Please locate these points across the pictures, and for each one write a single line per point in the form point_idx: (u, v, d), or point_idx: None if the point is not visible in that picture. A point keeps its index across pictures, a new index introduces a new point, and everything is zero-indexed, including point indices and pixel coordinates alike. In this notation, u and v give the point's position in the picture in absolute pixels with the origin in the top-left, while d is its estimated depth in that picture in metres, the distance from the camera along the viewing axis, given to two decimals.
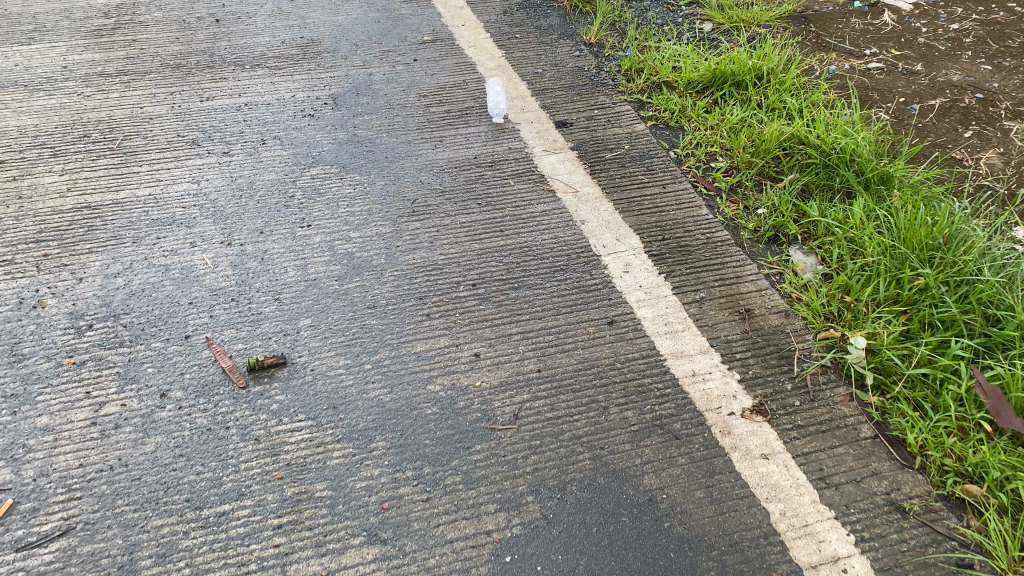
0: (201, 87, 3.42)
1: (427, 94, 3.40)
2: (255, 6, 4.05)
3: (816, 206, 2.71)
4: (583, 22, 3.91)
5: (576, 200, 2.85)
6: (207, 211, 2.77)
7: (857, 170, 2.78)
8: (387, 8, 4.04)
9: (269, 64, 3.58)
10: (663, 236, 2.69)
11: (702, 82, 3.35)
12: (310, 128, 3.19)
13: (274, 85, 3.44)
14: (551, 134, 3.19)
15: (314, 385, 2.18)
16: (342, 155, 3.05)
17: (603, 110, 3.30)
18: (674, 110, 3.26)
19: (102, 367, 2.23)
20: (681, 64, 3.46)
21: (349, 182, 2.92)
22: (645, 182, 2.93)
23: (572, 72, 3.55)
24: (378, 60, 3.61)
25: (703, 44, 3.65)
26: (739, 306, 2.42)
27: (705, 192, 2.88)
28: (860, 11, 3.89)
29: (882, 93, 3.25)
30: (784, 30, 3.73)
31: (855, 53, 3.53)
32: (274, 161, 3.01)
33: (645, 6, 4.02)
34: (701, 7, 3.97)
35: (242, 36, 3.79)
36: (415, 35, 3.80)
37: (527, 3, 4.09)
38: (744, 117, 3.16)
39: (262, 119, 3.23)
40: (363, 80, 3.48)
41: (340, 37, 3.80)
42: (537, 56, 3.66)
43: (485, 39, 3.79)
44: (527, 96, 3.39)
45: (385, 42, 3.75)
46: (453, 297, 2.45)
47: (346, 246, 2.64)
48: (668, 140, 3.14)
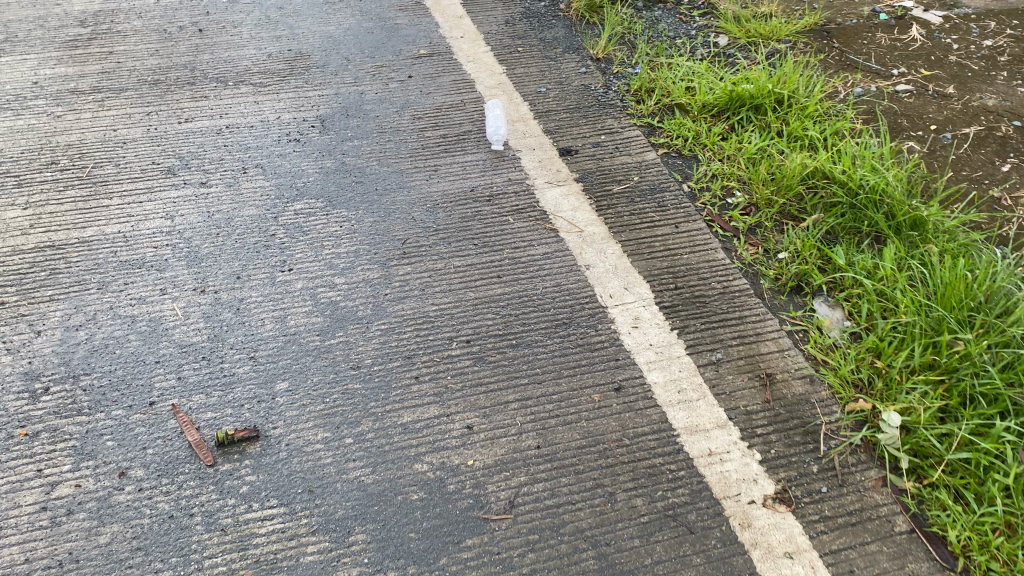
0: (180, 107, 3.20)
1: (422, 117, 3.17)
2: (241, 14, 3.81)
3: (842, 252, 2.49)
4: (590, 34, 3.67)
5: (580, 241, 2.63)
6: (180, 252, 2.56)
7: (887, 212, 2.56)
8: (381, 17, 3.80)
9: (253, 81, 3.35)
10: (675, 285, 2.46)
11: (718, 106, 3.12)
12: (295, 155, 2.97)
13: (258, 105, 3.22)
14: (555, 164, 2.96)
15: (289, 463, 1.96)
16: (329, 187, 2.83)
17: (611, 136, 3.07)
18: (687, 137, 3.03)
19: (56, 441, 2.02)
20: (695, 85, 3.23)
21: (336, 218, 2.70)
22: (656, 221, 2.70)
23: (578, 91, 3.32)
24: (371, 77, 3.38)
25: (719, 62, 3.42)
26: (759, 370, 2.20)
27: (722, 233, 2.65)
28: (886, 24, 3.64)
29: (912, 120, 3.02)
30: (806, 45, 3.49)
31: (881, 73, 3.29)
32: (255, 193, 2.79)
33: (657, 16, 3.78)
34: (716, 18, 3.74)
35: (226, 49, 3.56)
36: (410, 49, 3.57)
37: (530, 11, 3.85)
38: (763, 147, 2.93)
39: (244, 145, 3.01)
40: (354, 100, 3.26)
41: (330, 49, 3.57)
42: (540, 73, 3.42)
43: (485, 53, 3.55)
44: (529, 119, 3.16)
45: (379, 57, 3.52)
46: (445, 357, 2.23)
47: (329, 294, 2.42)
48: (681, 170, 2.91)
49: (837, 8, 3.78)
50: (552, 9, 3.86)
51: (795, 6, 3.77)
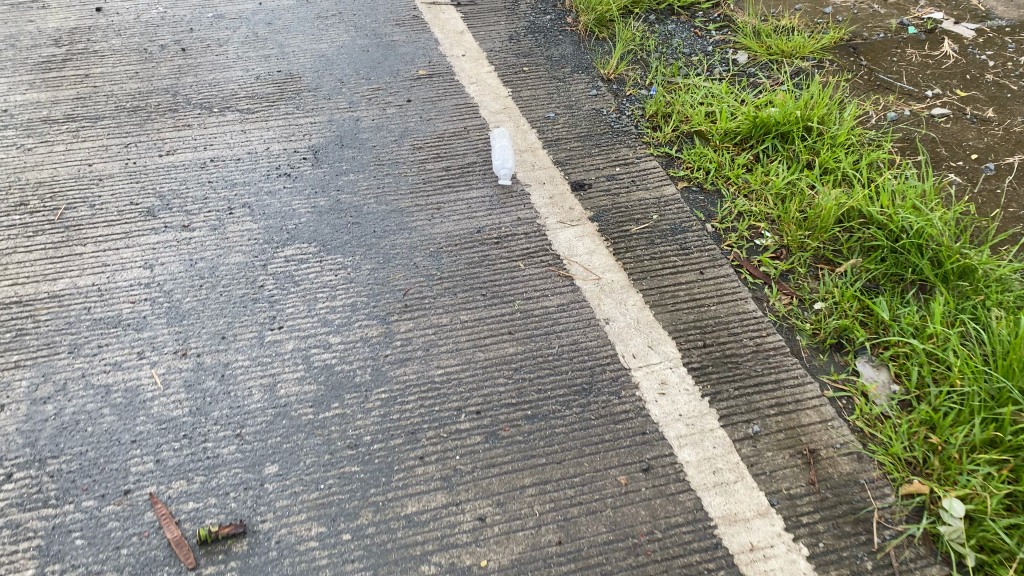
0: (161, 138, 2.97)
1: (423, 147, 2.95)
2: (226, 30, 3.57)
3: (886, 304, 2.28)
4: (600, 51, 3.45)
5: (597, 290, 2.41)
6: (160, 308, 2.34)
7: (933, 259, 2.35)
8: (377, 33, 3.57)
9: (240, 107, 3.12)
10: (704, 342, 2.24)
11: (742, 134, 2.90)
12: (285, 192, 2.74)
13: (245, 134, 2.99)
14: (567, 200, 2.74)
15: (280, 566, 1.75)
16: (323, 228, 2.61)
17: (626, 168, 2.86)
18: (709, 169, 2.81)
19: (18, 540, 1.80)
20: (716, 111, 3.01)
21: (330, 265, 2.47)
22: (679, 266, 2.48)
23: (589, 117, 3.10)
24: (367, 102, 3.16)
25: (740, 84, 3.19)
26: (801, 446, 1.99)
27: (752, 280, 2.43)
28: (916, 38, 3.42)
29: (951, 149, 2.80)
30: (832, 62, 3.26)
31: (915, 94, 3.07)
32: (242, 238, 2.57)
33: (670, 31, 3.56)
34: (733, 33, 3.52)
35: (211, 70, 3.32)
36: (408, 69, 3.34)
37: (536, 26, 3.62)
38: (792, 180, 2.71)
39: (230, 181, 2.78)
40: (349, 128, 3.03)
41: (323, 70, 3.33)
42: (548, 96, 3.20)
43: (489, 73, 3.33)
44: (537, 149, 2.95)
45: (375, 78, 3.29)
46: (452, 432, 2.01)
47: (323, 356, 2.20)
48: (703, 207, 2.69)
49: (862, 20, 3.54)
50: (559, 23, 3.63)
51: (817, 19, 3.55)
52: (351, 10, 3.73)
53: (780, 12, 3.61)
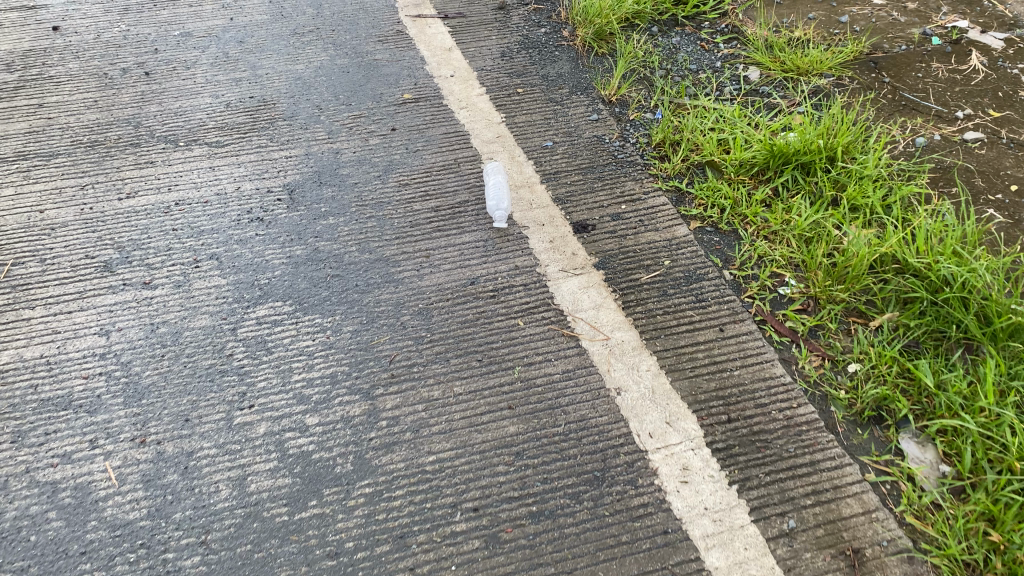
0: (120, 178, 2.70)
1: (409, 183, 2.69)
2: (194, 50, 3.30)
3: (930, 369, 2.04)
4: (600, 69, 3.19)
5: (607, 352, 2.16)
6: (116, 385, 2.08)
7: (980, 314, 2.11)
8: (358, 51, 3.30)
9: (208, 140, 2.85)
10: (728, 415, 2.00)
11: (759, 165, 2.65)
12: (258, 240, 2.48)
13: (214, 172, 2.72)
14: (569, 244, 2.48)
15: None
16: (299, 282, 2.35)
17: (633, 205, 2.61)
18: (724, 206, 2.56)
19: None
20: (729, 139, 2.76)
21: (307, 327, 2.22)
22: (696, 322, 2.24)
23: (590, 146, 2.84)
24: (347, 131, 2.89)
25: (754, 106, 2.95)
26: (844, 544, 1.75)
27: (778, 338, 2.19)
28: (941, 50, 3.16)
29: (989, 179, 2.56)
30: (852, 79, 3.01)
31: (944, 116, 2.82)
32: (209, 296, 2.31)
33: (675, 44, 3.30)
34: (743, 46, 3.27)
35: (177, 97, 3.05)
36: (393, 93, 3.08)
37: (530, 41, 3.35)
38: (817, 220, 2.46)
39: (197, 228, 2.52)
40: (328, 163, 2.77)
41: (299, 95, 3.06)
42: (545, 122, 2.95)
43: (480, 96, 3.07)
44: (534, 184, 2.69)
45: (356, 103, 3.02)
46: (447, 535, 1.76)
47: (300, 442, 1.95)
48: (719, 250, 2.44)
49: (881, 31, 3.29)
50: (554, 37, 3.37)
51: (832, 30, 3.29)
52: (329, 25, 3.45)
53: (792, 22, 3.36)
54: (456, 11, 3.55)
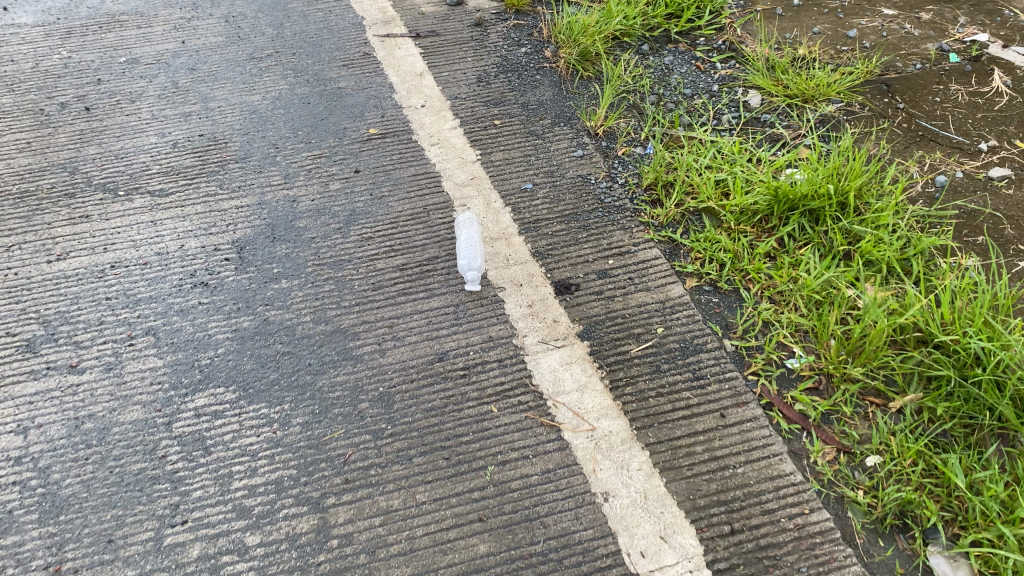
0: (51, 235, 2.42)
1: (373, 237, 2.42)
2: (141, 80, 3.01)
3: (961, 467, 1.78)
4: (585, 95, 2.91)
5: (592, 446, 1.89)
6: (30, 498, 1.82)
7: (1017, 400, 1.84)
8: (320, 78, 3.01)
9: (151, 188, 2.57)
10: (731, 526, 1.74)
11: (761, 212, 2.37)
12: (201, 310, 2.21)
13: (155, 227, 2.45)
14: (550, 308, 2.21)
15: None
16: (245, 362, 2.08)
17: (621, 260, 2.34)
18: (724, 261, 2.29)
19: None
20: (728, 180, 2.48)
21: (252, 419, 1.96)
22: (694, 405, 1.97)
23: (575, 188, 2.58)
24: (306, 175, 2.62)
25: (754, 139, 2.67)
26: None
27: (787, 425, 1.93)
28: (959, 69, 2.88)
29: (1019, 226, 2.29)
30: (862, 105, 2.74)
31: (966, 148, 2.54)
32: (143, 382, 2.04)
33: (668, 64, 3.02)
34: (742, 66, 2.99)
35: (119, 136, 2.76)
36: (357, 127, 2.80)
37: (509, 63, 3.07)
38: (828, 279, 2.19)
39: (133, 296, 2.25)
40: (283, 213, 2.50)
41: (254, 131, 2.78)
42: (524, 160, 2.68)
43: (453, 131, 2.79)
44: (512, 236, 2.42)
45: (316, 141, 2.74)
46: None
47: (237, 569, 1.69)
48: (719, 314, 2.17)
49: (893, 47, 3.01)
50: (536, 58, 3.08)
51: (840, 47, 3.01)
52: (290, 48, 3.16)
53: (796, 37, 3.07)
54: (429, 28, 3.26)
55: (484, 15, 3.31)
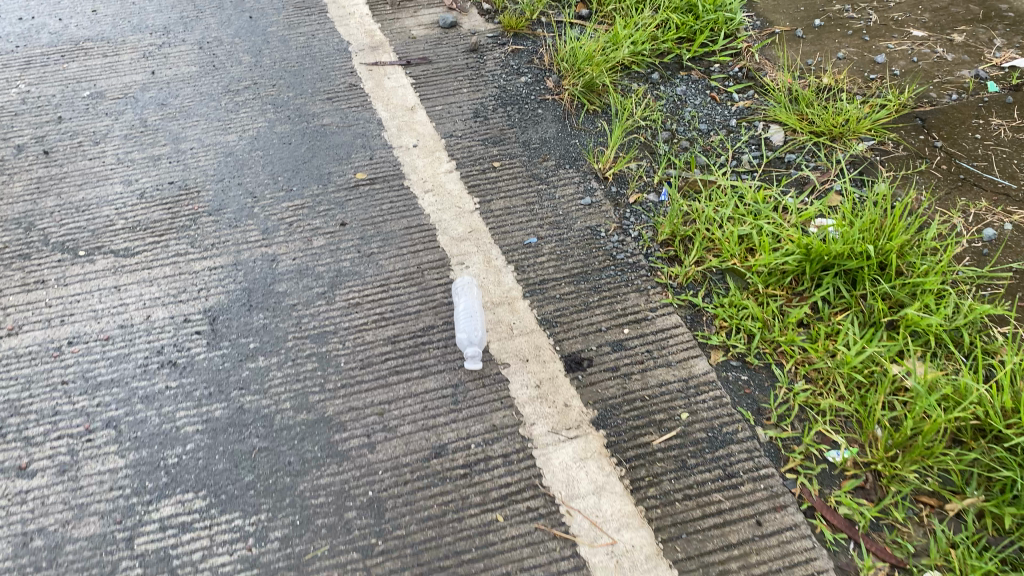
0: (2, 306, 2.18)
1: (360, 302, 2.17)
2: (106, 118, 2.75)
3: None
4: (592, 132, 2.67)
5: (613, 565, 1.66)
6: None
7: None
8: (302, 114, 2.76)
9: (115, 247, 2.32)
10: None
11: (792, 273, 2.14)
12: (168, 396, 1.97)
13: (119, 294, 2.20)
14: (559, 390, 1.96)
15: None
16: (216, 460, 1.84)
17: (638, 329, 2.09)
18: (752, 332, 2.05)
19: None
20: (753, 234, 2.24)
21: (224, 533, 1.72)
22: (727, 511, 1.73)
23: (583, 242, 2.33)
24: (286, 229, 2.37)
25: (779, 183, 2.43)
26: None
27: (832, 535, 1.70)
28: (999, 100, 2.64)
29: None
30: (896, 143, 2.50)
31: (1013, 194, 2.31)
32: (101, 487, 1.80)
33: (681, 95, 2.79)
34: (762, 97, 2.75)
35: (80, 185, 2.51)
36: (343, 171, 2.55)
37: (508, 94, 2.83)
38: (870, 355, 1.96)
39: (93, 379, 2.01)
40: (261, 275, 2.25)
41: (229, 177, 2.53)
42: (527, 209, 2.45)
43: (449, 175, 2.55)
44: (515, 300, 2.17)
45: (298, 188, 2.49)
46: None
47: None
48: (749, 396, 1.93)
49: (925, 74, 2.77)
50: (537, 89, 2.84)
51: (867, 74, 2.77)
52: (269, 78, 2.91)
53: (819, 63, 2.83)
54: (420, 54, 3.01)
55: (480, 39, 3.06)
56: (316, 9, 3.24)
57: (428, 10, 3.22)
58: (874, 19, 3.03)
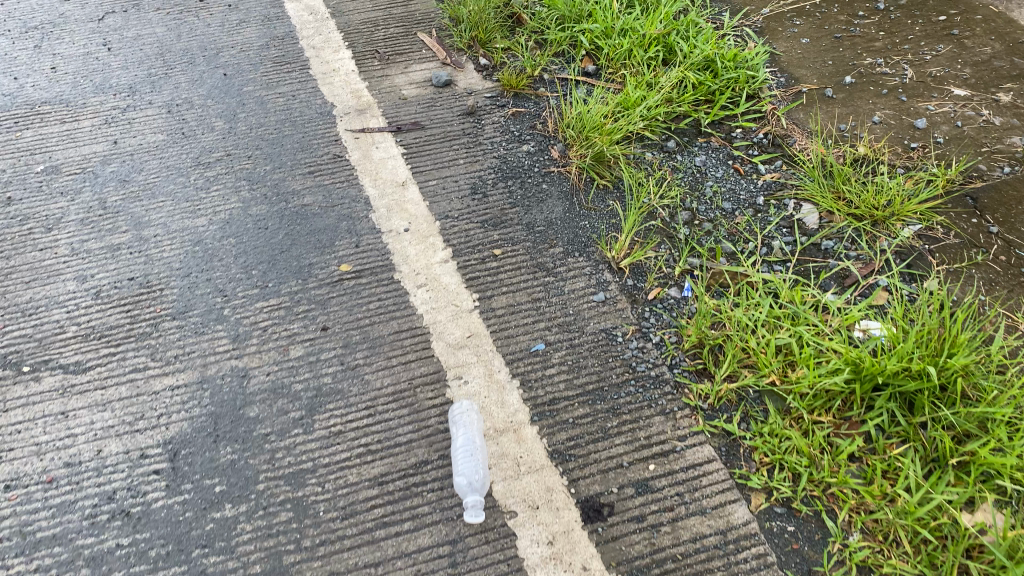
0: None
1: (343, 429, 1.88)
2: (61, 198, 2.47)
3: None
4: (603, 212, 2.40)
5: None
6: None
7: None
8: (280, 191, 2.48)
9: (64, 361, 2.04)
10: None
11: (839, 396, 1.87)
12: (118, 558, 1.68)
13: (66, 421, 1.92)
14: (576, 547, 1.67)
15: None
16: None
17: (665, 464, 1.80)
18: (798, 470, 1.77)
19: None
20: (793, 343, 1.97)
21: None
22: None
23: (598, 349, 2.04)
24: (259, 336, 2.08)
25: (817, 278, 2.16)
26: None
27: None
28: None
29: None
30: (946, 229, 2.23)
31: None
32: None
33: (701, 167, 2.52)
34: (792, 169, 2.48)
35: (28, 282, 2.22)
36: (325, 263, 2.26)
37: (509, 166, 2.56)
38: (937, 502, 1.68)
39: (31, 536, 1.72)
40: (229, 395, 1.97)
41: (196, 271, 2.25)
42: (533, 307, 2.16)
43: (444, 266, 2.27)
44: (521, 427, 1.88)
45: (274, 283, 2.21)
46: None
47: None
48: (798, 553, 1.66)
49: (972, 142, 2.49)
50: (540, 160, 2.57)
51: (907, 142, 2.50)
52: (244, 148, 2.62)
53: (853, 128, 2.56)
54: (411, 118, 2.74)
55: (477, 100, 2.80)
56: (298, 64, 2.96)
57: (420, 65, 2.95)
58: (911, 76, 2.76)
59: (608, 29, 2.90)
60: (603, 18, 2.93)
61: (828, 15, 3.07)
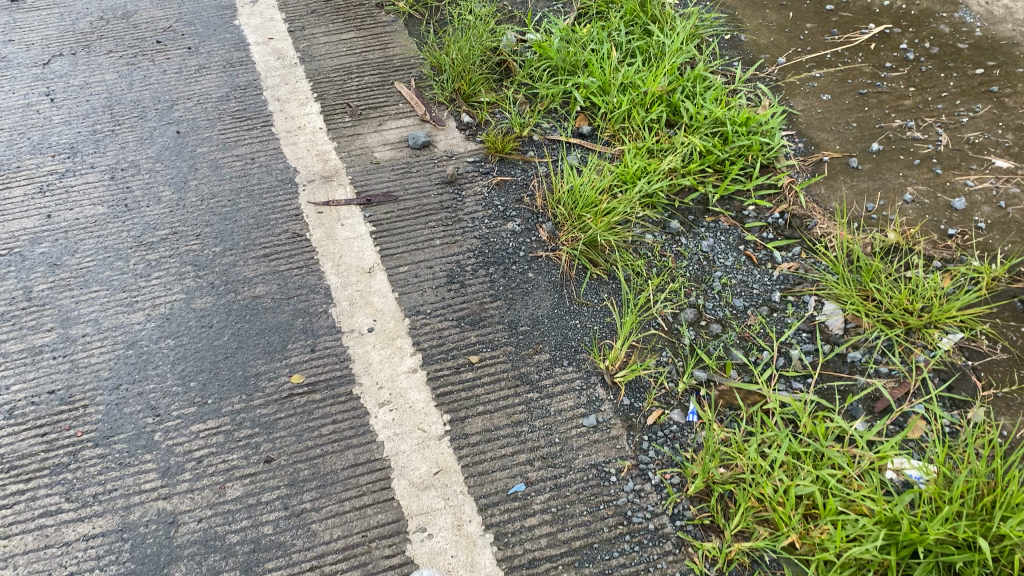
0: None
1: None
2: None
3: None
4: (598, 309, 2.09)
5: None
6: None
7: None
8: (230, 279, 2.18)
9: None
10: None
11: (873, 566, 1.56)
12: None
13: None
14: None
15: None
16: None
17: None
18: None
19: None
20: (816, 493, 1.67)
21: None
22: None
23: (588, 491, 1.74)
24: (192, 470, 1.79)
25: (843, 401, 1.86)
26: None
27: None
28: None
29: None
30: (992, 341, 1.93)
31: None
32: None
33: (710, 253, 2.21)
34: (813, 258, 2.18)
35: None
36: (275, 372, 1.97)
37: (491, 249, 2.25)
38: None
39: None
40: (151, 549, 1.67)
41: (127, 383, 1.95)
42: (513, 432, 1.85)
43: (413, 377, 1.97)
44: None
45: (215, 399, 1.91)
46: None
47: None
48: None
49: (1018, 228, 2.18)
50: (526, 241, 2.27)
51: (944, 228, 2.19)
52: (193, 224, 2.32)
53: (881, 208, 2.26)
54: (383, 188, 2.44)
55: (458, 167, 2.49)
56: (260, 121, 2.66)
57: (396, 122, 2.65)
58: (946, 142, 2.45)
59: (605, 84, 2.60)
60: (600, 71, 2.63)
61: (852, 66, 2.75)
